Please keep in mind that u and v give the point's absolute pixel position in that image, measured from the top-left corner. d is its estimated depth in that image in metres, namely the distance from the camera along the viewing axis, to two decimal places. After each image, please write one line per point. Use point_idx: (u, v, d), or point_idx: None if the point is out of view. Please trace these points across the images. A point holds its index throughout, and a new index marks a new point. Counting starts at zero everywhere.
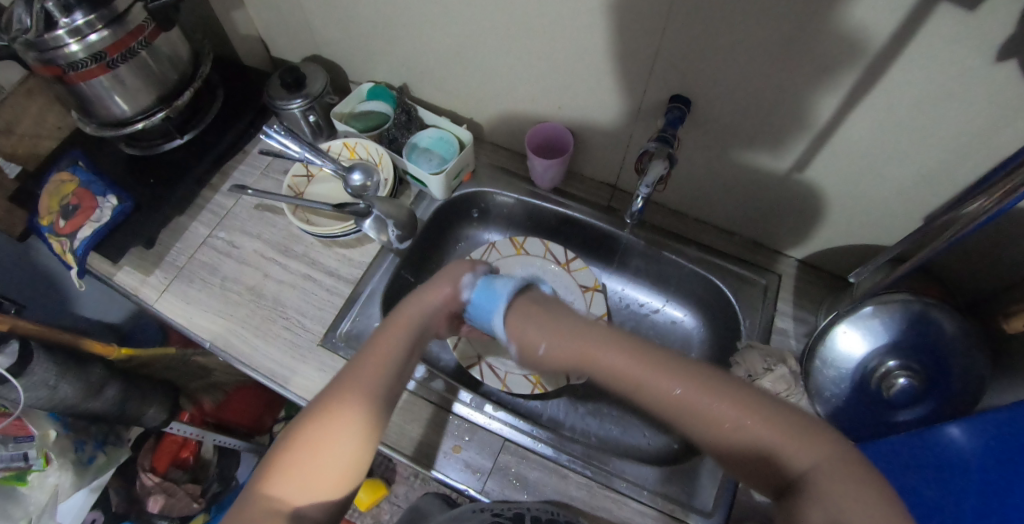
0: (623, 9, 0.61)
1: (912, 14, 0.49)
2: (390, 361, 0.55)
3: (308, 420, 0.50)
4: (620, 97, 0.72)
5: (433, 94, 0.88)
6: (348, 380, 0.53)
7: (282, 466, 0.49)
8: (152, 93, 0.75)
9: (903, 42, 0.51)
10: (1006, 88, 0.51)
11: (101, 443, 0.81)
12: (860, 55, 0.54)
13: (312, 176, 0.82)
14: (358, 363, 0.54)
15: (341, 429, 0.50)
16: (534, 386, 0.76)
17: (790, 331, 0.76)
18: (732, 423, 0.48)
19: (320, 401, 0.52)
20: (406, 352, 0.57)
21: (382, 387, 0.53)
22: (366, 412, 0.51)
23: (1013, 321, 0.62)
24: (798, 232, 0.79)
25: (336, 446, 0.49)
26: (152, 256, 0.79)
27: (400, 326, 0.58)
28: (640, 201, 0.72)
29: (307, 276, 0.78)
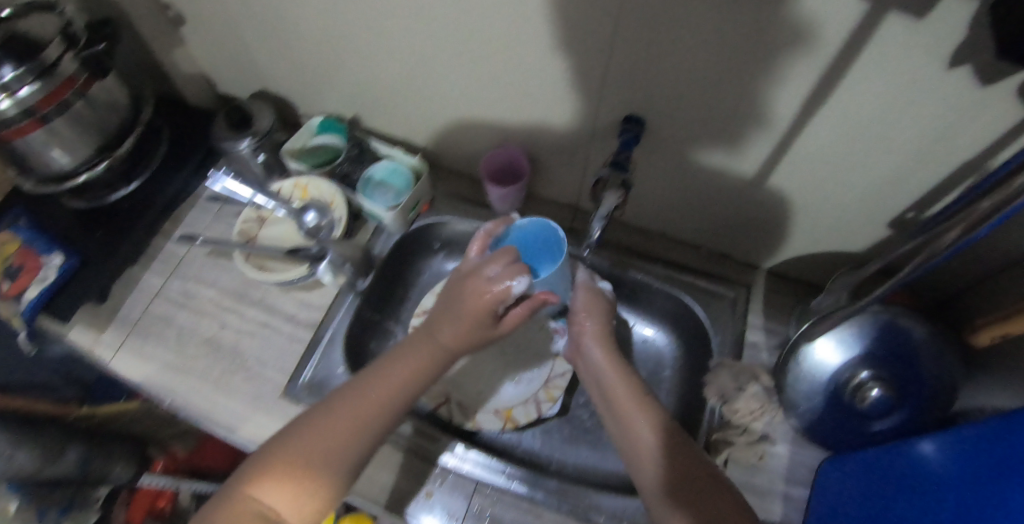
0: (564, 37, 0.59)
1: (861, 24, 0.47)
2: (369, 414, 0.57)
3: (266, 461, 0.55)
4: (573, 119, 0.70)
5: (386, 123, 0.85)
6: (327, 414, 0.57)
7: (240, 499, 0.53)
8: (92, 143, 0.74)
9: (853, 53, 0.50)
10: (962, 93, 0.50)
11: (66, 509, 0.83)
12: (810, 67, 0.53)
13: (264, 219, 0.78)
14: (331, 406, 0.58)
15: (286, 480, 0.54)
16: (505, 422, 0.71)
17: (762, 344, 0.74)
18: (660, 444, 0.58)
19: (285, 439, 0.56)
20: (388, 400, 0.58)
21: (349, 445, 0.56)
22: (318, 476, 0.55)
23: (978, 337, 0.64)
24: (765, 242, 0.77)
25: (283, 491, 0.54)
26: (106, 311, 0.78)
27: (390, 377, 0.60)
28: (597, 234, 0.71)
29: (266, 323, 0.75)
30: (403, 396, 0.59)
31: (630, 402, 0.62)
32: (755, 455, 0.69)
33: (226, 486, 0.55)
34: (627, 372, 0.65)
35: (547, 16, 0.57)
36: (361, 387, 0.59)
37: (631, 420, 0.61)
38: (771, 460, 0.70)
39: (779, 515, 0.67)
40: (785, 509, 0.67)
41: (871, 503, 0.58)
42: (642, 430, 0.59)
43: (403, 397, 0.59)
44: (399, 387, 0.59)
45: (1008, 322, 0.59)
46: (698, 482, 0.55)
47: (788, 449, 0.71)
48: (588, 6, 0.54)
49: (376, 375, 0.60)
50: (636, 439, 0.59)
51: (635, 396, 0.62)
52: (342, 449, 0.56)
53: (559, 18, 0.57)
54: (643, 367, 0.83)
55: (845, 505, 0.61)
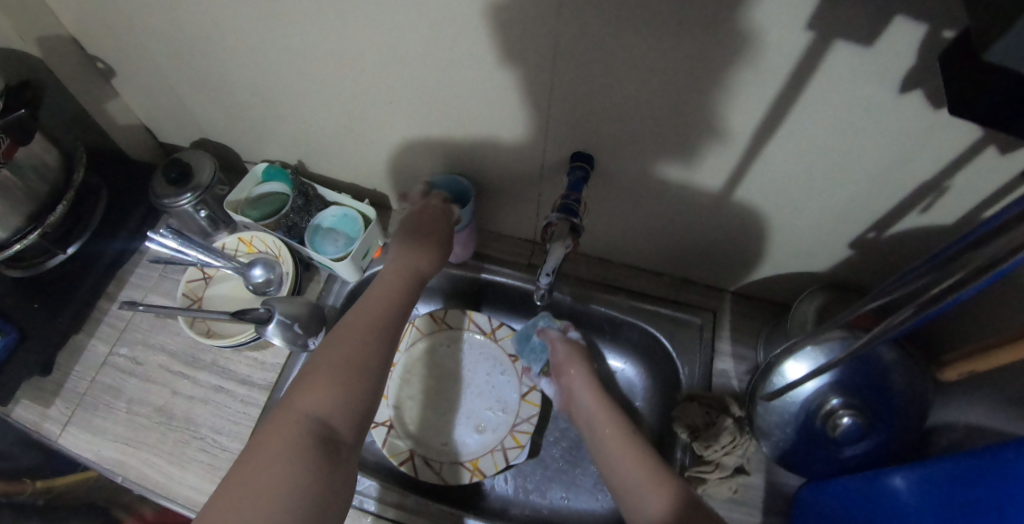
0: (502, 79, 0.57)
1: (808, 52, 0.45)
2: (371, 325, 0.58)
3: (285, 398, 0.51)
4: (521, 158, 0.68)
5: (334, 167, 0.82)
6: (334, 343, 0.56)
7: (283, 434, 0.48)
8: (22, 211, 0.70)
9: (802, 82, 0.48)
10: (916, 118, 0.48)
11: None
12: (759, 96, 0.51)
13: (209, 277, 0.75)
14: (337, 334, 0.57)
15: (311, 399, 0.50)
16: (471, 474, 0.69)
17: (731, 372, 0.73)
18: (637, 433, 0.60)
19: (300, 380, 0.53)
20: (383, 315, 0.60)
21: (364, 354, 0.55)
22: (341, 382, 0.52)
23: (945, 372, 0.61)
24: (726, 266, 0.76)
25: (309, 405, 0.50)
26: (50, 384, 0.74)
27: (381, 298, 0.62)
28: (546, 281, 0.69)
29: (219, 387, 0.72)
30: (393, 306, 0.62)
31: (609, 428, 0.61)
32: (730, 490, 0.67)
33: (250, 444, 0.48)
34: (600, 389, 0.66)
35: (485, 58, 0.55)
36: (358, 312, 0.60)
37: (619, 462, 0.57)
38: (746, 492, 0.69)
39: None
40: None
41: None
42: (625, 467, 0.56)
43: (394, 306, 0.62)
44: (387, 303, 0.62)
45: (971, 359, 0.57)
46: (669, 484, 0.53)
47: (763, 479, 0.70)
48: (524, 47, 0.52)
49: (365, 300, 0.62)
50: (627, 467, 0.56)
51: (608, 410, 0.63)
52: (367, 358, 0.55)
53: (495, 61, 0.55)
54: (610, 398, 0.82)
55: None
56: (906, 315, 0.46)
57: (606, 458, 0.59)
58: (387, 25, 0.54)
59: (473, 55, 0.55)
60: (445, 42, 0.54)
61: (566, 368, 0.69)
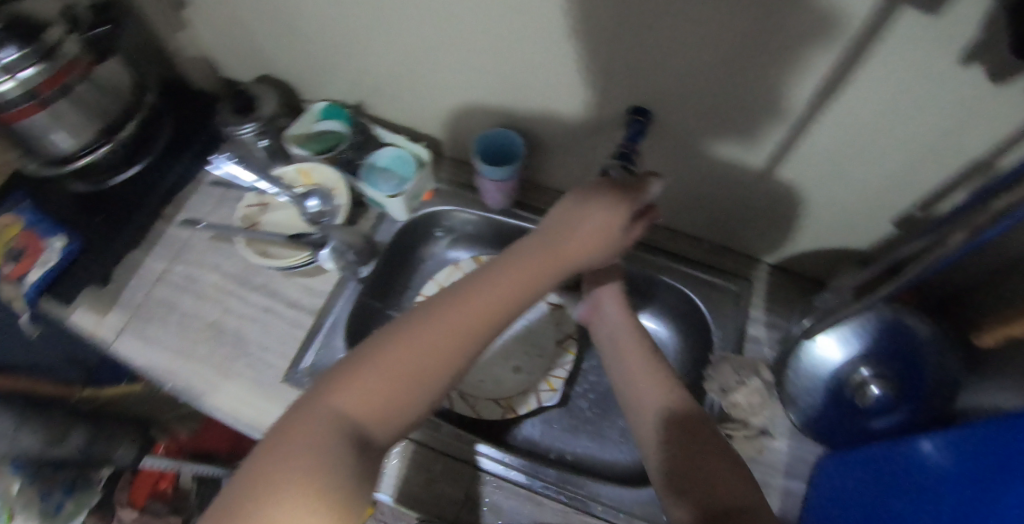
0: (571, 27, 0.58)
1: (875, 18, 0.45)
2: (456, 329, 0.49)
3: (328, 383, 0.45)
4: (578, 110, 0.69)
5: (389, 111, 0.84)
6: (402, 335, 0.48)
7: (331, 420, 0.43)
8: (94, 126, 0.73)
9: (864, 49, 0.48)
10: (977, 92, 0.48)
11: (68, 489, 0.82)
12: (823, 59, 0.51)
13: (267, 205, 0.79)
14: (411, 325, 0.48)
15: (347, 398, 0.44)
16: (505, 411, 0.74)
17: (764, 339, 0.74)
18: (672, 415, 0.56)
19: (354, 366, 0.46)
20: (474, 321, 0.50)
21: (440, 360, 0.47)
22: (394, 391, 0.45)
23: (982, 337, 0.63)
24: (770, 235, 0.77)
25: (348, 408, 0.43)
26: (108, 294, 0.78)
27: (483, 298, 0.51)
28: None
29: (269, 308, 0.75)
30: (501, 307, 0.52)
31: (650, 382, 0.59)
32: (755, 449, 0.69)
33: (294, 410, 0.43)
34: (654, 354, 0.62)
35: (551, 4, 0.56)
36: (444, 308, 0.50)
37: (642, 392, 0.59)
38: (771, 454, 0.70)
39: (777, 507, 0.68)
40: (783, 502, 0.68)
41: (869, 499, 0.57)
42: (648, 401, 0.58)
43: (506, 311, 0.52)
44: (492, 304, 0.51)
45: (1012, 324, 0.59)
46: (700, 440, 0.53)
47: (787, 444, 0.71)
48: None
49: (461, 296, 0.51)
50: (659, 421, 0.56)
51: (654, 374, 0.60)
52: (450, 361, 0.48)
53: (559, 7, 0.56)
54: None
55: (843, 499, 0.61)
56: (951, 250, 0.48)
57: (631, 403, 0.59)
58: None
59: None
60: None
61: (602, 303, 0.69)
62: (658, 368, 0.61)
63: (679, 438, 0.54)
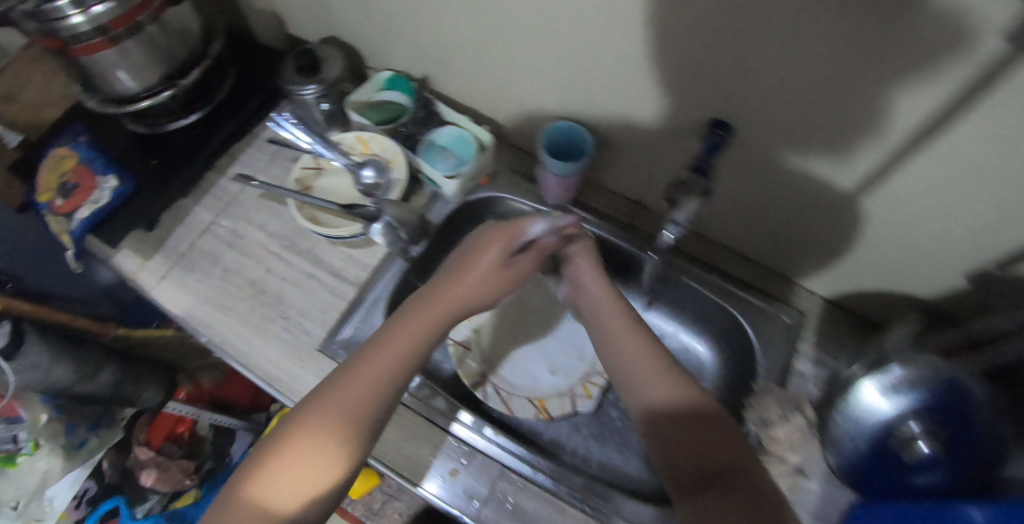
0: (659, 33, 0.54)
1: (995, 66, 0.41)
2: (381, 371, 0.53)
3: (270, 449, 0.50)
4: (651, 117, 0.65)
5: (454, 88, 0.81)
6: (336, 385, 0.52)
7: (266, 476, 0.48)
8: (158, 70, 0.72)
9: (972, 101, 0.44)
10: None
11: (92, 426, 0.93)
12: (924, 103, 0.47)
13: (321, 168, 0.77)
14: (339, 380, 0.53)
15: (293, 453, 0.49)
16: (537, 412, 0.68)
17: (809, 375, 0.72)
18: (663, 400, 0.55)
19: (293, 420, 0.51)
20: (403, 359, 0.55)
21: (373, 399, 0.52)
22: (334, 434, 0.50)
23: None
24: (831, 270, 0.73)
25: (292, 466, 0.48)
26: (153, 239, 0.78)
27: (399, 341, 0.55)
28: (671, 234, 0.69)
29: (311, 275, 0.74)
30: (415, 347, 0.56)
31: (634, 342, 0.59)
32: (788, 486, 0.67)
33: (246, 479, 0.49)
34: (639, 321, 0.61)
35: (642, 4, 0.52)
36: (370, 355, 0.54)
37: (641, 369, 0.57)
38: (801, 494, 0.69)
39: None
40: None
41: None
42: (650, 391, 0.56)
43: (421, 349, 0.56)
44: (404, 349, 0.55)
45: None
46: (713, 446, 0.52)
47: (820, 486, 0.69)
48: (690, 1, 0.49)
49: (381, 343, 0.55)
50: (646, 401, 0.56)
51: (637, 337, 0.59)
52: (382, 394, 0.53)
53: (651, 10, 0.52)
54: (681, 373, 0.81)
55: None
56: None
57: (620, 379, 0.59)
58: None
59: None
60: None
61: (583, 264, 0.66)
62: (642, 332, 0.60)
63: (686, 430, 0.54)
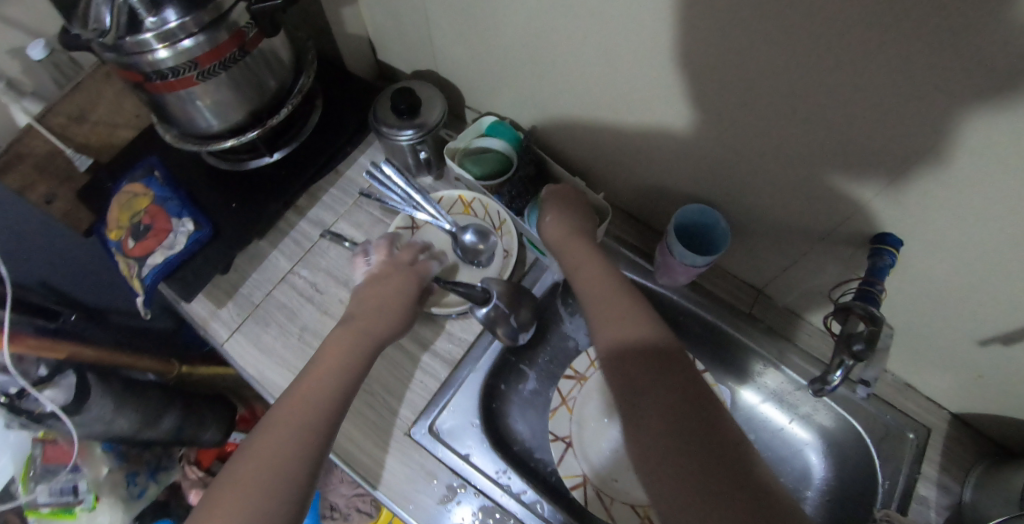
0: (844, 149, 0.46)
1: None
2: (332, 371, 0.54)
3: (238, 458, 0.49)
4: (806, 221, 0.57)
5: (566, 144, 0.72)
6: (293, 396, 0.53)
7: (234, 473, 0.48)
8: (244, 107, 0.64)
9: None
10: None
11: (152, 472, 0.84)
12: None
13: (417, 227, 0.71)
14: (292, 386, 0.54)
15: (253, 458, 0.48)
16: (642, 522, 0.64)
17: (932, 502, 0.66)
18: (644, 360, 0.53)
19: (259, 427, 0.51)
20: (340, 363, 0.55)
21: (317, 400, 0.52)
22: (291, 430, 0.50)
23: None
24: (968, 392, 0.66)
25: (249, 465, 0.48)
26: (226, 284, 0.72)
27: (337, 350, 0.56)
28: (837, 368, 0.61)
29: (399, 345, 0.68)
30: (352, 355, 0.56)
31: (635, 324, 0.56)
32: None
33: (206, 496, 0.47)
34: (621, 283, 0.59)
35: (825, 115, 0.44)
36: (317, 362, 0.55)
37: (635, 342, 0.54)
38: None
39: None
40: None
41: None
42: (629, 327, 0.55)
43: (354, 354, 0.56)
44: (347, 354, 0.56)
45: None
46: (686, 420, 0.49)
47: None
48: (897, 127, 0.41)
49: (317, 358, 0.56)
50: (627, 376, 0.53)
51: (639, 314, 0.56)
52: (324, 390, 0.53)
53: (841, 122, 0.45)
54: (784, 475, 0.74)
55: None
56: None
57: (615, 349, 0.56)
58: (718, 38, 0.44)
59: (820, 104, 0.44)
60: (789, 89, 0.44)
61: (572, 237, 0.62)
62: (639, 308, 0.57)
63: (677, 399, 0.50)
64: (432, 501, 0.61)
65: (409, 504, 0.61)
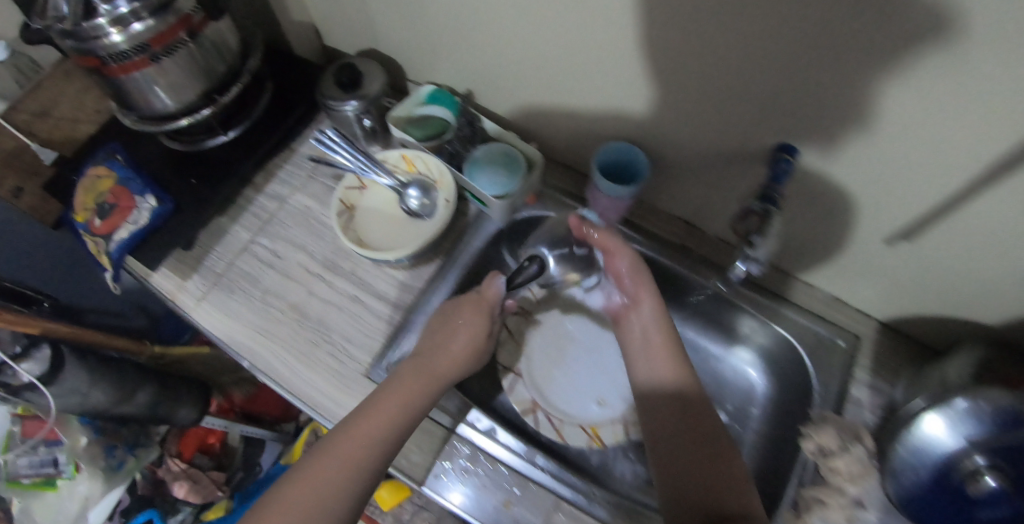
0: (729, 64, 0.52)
1: None
2: (393, 412, 0.56)
3: (291, 478, 0.52)
4: (716, 142, 0.62)
5: (501, 104, 0.77)
6: (352, 427, 0.54)
7: (288, 494, 0.50)
8: (197, 88, 0.69)
9: None
10: None
11: (131, 447, 0.95)
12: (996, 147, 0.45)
13: (365, 187, 0.75)
14: (354, 416, 0.55)
15: (308, 486, 0.50)
16: (591, 440, 0.70)
17: (865, 402, 0.71)
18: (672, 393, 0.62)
19: (318, 451, 0.53)
20: (402, 405, 0.57)
21: (376, 442, 0.54)
22: (349, 466, 0.52)
23: None
24: (888, 295, 0.71)
25: (302, 492, 0.50)
26: (191, 258, 0.76)
27: (403, 391, 0.58)
28: (741, 267, 0.66)
29: (356, 298, 0.73)
30: (413, 400, 0.58)
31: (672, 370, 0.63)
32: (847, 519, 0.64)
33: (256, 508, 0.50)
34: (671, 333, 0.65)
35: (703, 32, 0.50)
36: (382, 396, 0.57)
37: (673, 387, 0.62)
38: None
39: None
40: None
41: None
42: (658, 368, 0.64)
43: (415, 400, 0.58)
44: (409, 398, 0.57)
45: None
46: (703, 460, 0.56)
47: (877, 517, 0.67)
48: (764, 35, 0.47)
49: (383, 392, 0.57)
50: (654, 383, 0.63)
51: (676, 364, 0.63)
52: (380, 434, 0.54)
53: (721, 36, 0.49)
54: (728, 399, 0.82)
55: None
56: None
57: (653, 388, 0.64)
58: None
59: (704, 23, 0.49)
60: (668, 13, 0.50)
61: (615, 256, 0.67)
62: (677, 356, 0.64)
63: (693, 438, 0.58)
64: None
65: None
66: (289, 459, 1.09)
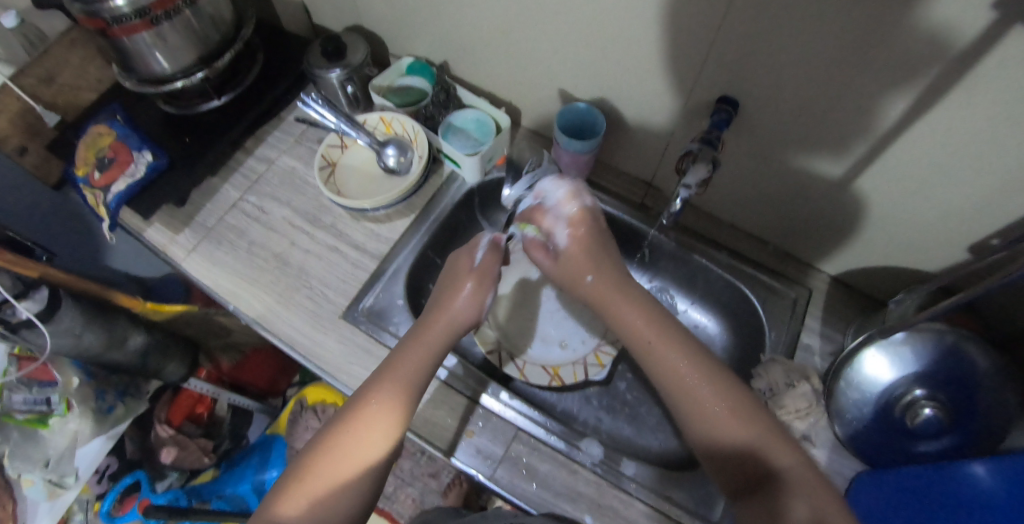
0: (678, 11, 0.57)
1: (990, 29, 0.45)
2: (401, 381, 0.58)
3: (314, 450, 0.55)
4: (668, 96, 0.68)
5: (474, 73, 0.83)
6: (365, 399, 0.57)
7: (313, 466, 0.54)
8: (193, 52, 0.75)
9: (963, 69, 0.48)
10: None
11: (121, 393, 0.90)
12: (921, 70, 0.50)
13: (346, 146, 0.81)
14: (366, 388, 0.58)
15: (331, 459, 0.54)
16: (552, 378, 0.75)
17: (816, 348, 0.74)
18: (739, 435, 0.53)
19: (336, 424, 0.57)
20: (410, 374, 0.59)
21: (392, 410, 0.57)
22: (368, 436, 0.55)
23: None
24: (834, 246, 0.75)
25: (327, 463, 0.54)
26: (183, 215, 0.81)
27: (408, 361, 0.60)
28: (678, 202, 0.69)
29: (335, 248, 0.78)
30: (418, 368, 0.60)
31: (695, 375, 0.56)
32: None
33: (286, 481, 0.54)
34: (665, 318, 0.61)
35: None
36: (391, 366, 0.60)
37: (695, 396, 0.55)
38: None
39: None
40: None
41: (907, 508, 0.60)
42: (715, 412, 0.55)
43: (422, 368, 0.60)
44: (416, 367, 0.60)
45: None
46: (745, 457, 0.53)
47: (826, 454, 0.68)
48: None
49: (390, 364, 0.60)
50: (708, 431, 0.54)
51: (699, 369, 0.57)
52: (394, 404, 0.57)
53: None
54: None
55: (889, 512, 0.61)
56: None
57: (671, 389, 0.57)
58: None
59: None
60: None
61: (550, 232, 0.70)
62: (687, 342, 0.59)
63: (739, 457, 0.53)
64: (362, 369, 0.69)
65: (343, 374, 0.69)
66: (274, 428, 1.12)
